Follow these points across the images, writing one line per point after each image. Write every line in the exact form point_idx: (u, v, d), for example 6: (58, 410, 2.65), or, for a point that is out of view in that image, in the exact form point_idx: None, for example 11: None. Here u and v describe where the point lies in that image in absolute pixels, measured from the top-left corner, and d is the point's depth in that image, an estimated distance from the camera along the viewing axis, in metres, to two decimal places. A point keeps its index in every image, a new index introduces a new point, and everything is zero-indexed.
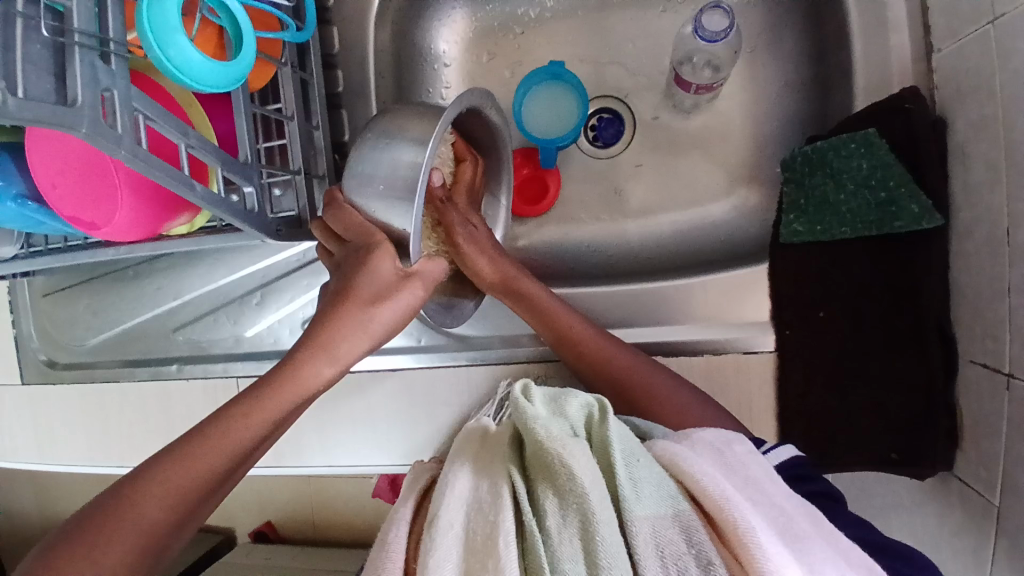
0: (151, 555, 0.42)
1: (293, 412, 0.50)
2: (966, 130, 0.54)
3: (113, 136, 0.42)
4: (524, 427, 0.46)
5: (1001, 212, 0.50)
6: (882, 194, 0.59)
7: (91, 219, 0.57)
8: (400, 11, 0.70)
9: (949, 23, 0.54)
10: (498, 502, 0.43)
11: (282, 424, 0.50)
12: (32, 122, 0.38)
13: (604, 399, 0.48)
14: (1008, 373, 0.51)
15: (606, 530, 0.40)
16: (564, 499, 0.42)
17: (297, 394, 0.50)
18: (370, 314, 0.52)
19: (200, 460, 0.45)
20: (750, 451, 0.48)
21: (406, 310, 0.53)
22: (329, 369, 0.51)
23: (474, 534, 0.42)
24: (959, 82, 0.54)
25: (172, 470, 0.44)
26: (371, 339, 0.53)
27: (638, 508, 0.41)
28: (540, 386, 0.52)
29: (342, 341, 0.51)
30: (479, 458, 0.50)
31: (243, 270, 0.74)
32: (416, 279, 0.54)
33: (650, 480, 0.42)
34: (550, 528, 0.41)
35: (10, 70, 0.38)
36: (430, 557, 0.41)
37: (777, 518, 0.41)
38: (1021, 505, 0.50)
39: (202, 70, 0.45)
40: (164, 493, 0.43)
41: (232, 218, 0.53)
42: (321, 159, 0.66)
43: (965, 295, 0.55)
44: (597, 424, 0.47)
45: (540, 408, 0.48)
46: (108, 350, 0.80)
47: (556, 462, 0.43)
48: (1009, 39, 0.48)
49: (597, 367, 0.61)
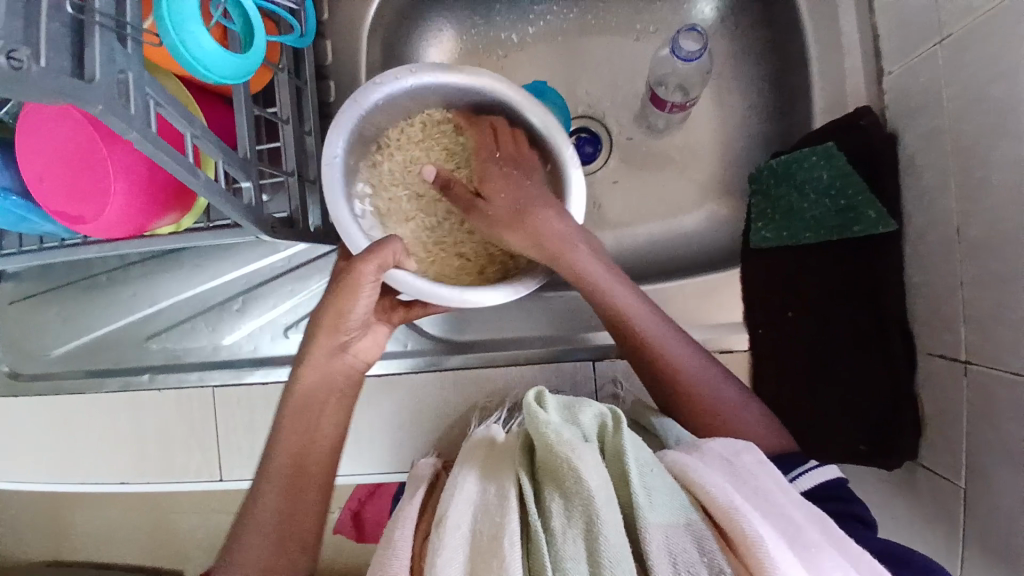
0: (294, 548, 0.48)
1: (314, 423, 0.54)
2: (915, 142, 0.60)
3: (125, 116, 0.42)
4: (536, 431, 0.50)
5: (951, 213, 0.56)
6: (842, 202, 0.64)
7: (77, 212, 0.57)
8: (390, 29, 0.73)
9: (897, 49, 0.61)
10: (505, 502, 0.47)
11: (326, 436, 0.54)
12: (51, 93, 0.38)
13: (617, 410, 0.53)
14: (966, 360, 0.55)
15: (609, 532, 0.43)
16: (570, 502, 0.45)
17: (316, 405, 0.54)
18: (342, 299, 0.55)
19: (277, 472, 0.51)
20: (758, 460, 0.51)
21: (361, 289, 0.54)
22: (326, 364, 0.56)
23: (480, 533, 0.45)
24: (908, 100, 0.60)
25: (264, 485, 0.50)
26: (351, 330, 0.57)
27: (652, 515, 0.44)
28: (554, 396, 0.56)
29: (319, 338, 0.56)
30: (486, 464, 0.53)
31: (223, 277, 0.74)
32: (365, 261, 0.53)
33: (663, 490, 0.46)
34: (555, 529, 0.44)
35: (32, 32, 0.37)
36: (439, 556, 0.43)
37: (784, 524, 0.45)
38: (986, 482, 0.54)
39: (214, 60, 0.46)
40: (268, 503, 0.49)
41: (231, 210, 0.53)
42: (313, 165, 0.67)
43: (921, 293, 0.61)
44: (610, 433, 0.51)
45: (554, 415, 0.52)
46: (76, 359, 0.77)
47: (565, 466, 0.47)
48: (956, 57, 0.54)
49: (639, 355, 0.61)
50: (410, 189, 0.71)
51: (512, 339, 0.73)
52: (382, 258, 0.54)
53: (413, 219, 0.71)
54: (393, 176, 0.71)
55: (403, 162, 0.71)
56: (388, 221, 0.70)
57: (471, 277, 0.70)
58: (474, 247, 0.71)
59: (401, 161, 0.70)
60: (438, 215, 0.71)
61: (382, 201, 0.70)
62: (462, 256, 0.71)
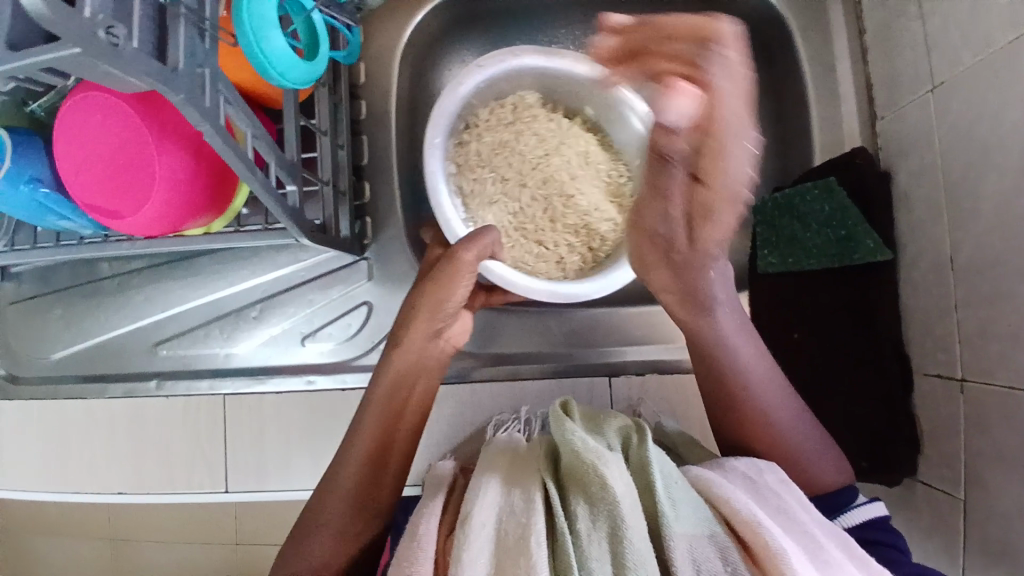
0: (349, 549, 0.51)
1: (405, 398, 0.55)
2: (908, 179, 0.66)
3: (202, 109, 0.44)
4: (562, 439, 0.51)
5: (944, 242, 0.61)
6: (842, 232, 0.70)
7: (114, 207, 0.56)
8: (420, 55, 0.77)
9: (891, 96, 0.68)
10: (531, 506, 0.47)
11: (394, 442, 0.54)
12: (142, 76, 0.39)
13: (642, 424, 0.54)
14: (962, 377, 0.60)
15: (634, 536, 0.44)
16: (596, 506, 0.46)
17: (388, 414, 0.54)
18: (438, 292, 0.55)
19: (347, 478, 0.52)
20: (781, 479, 0.52)
21: (450, 283, 0.55)
22: (422, 347, 0.56)
23: (507, 533, 0.45)
24: (901, 142, 0.67)
25: (334, 485, 0.52)
26: (447, 317, 0.56)
27: (676, 525, 0.46)
28: (581, 407, 0.58)
29: (417, 322, 0.56)
30: (511, 470, 0.53)
31: (241, 285, 0.74)
32: (465, 250, 0.55)
33: (688, 502, 0.47)
34: (581, 532, 0.45)
35: (123, 13, 0.38)
36: (465, 553, 0.44)
37: (805, 541, 0.46)
38: (985, 491, 0.57)
39: (284, 63, 0.47)
40: (336, 505, 0.51)
41: (279, 212, 0.55)
42: (344, 177, 0.69)
43: (916, 317, 0.65)
44: (636, 447, 0.52)
45: (581, 425, 0.53)
46: (78, 364, 0.76)
47: (591, 472, 0.48)
48: (946, 102, 0.60)
49: (709, 368, 0.59)
50: (495, 172, 0.76)
51: (525, 355, 0.75)
52: (481, 248, 0.56)
53: (497, 203, 0.75)
54: (478, 157, 0.75)
55: (491, 143, 0.75)
56: (471, 202, 0.74)
57: (551, 266, 0.74)
58: (555, 236, 0.75)
59: (488, 143, 0.75)
60: (520, 202, 0.75)
61: (467, 183, 0.74)
62: (542, 244, 0.75)
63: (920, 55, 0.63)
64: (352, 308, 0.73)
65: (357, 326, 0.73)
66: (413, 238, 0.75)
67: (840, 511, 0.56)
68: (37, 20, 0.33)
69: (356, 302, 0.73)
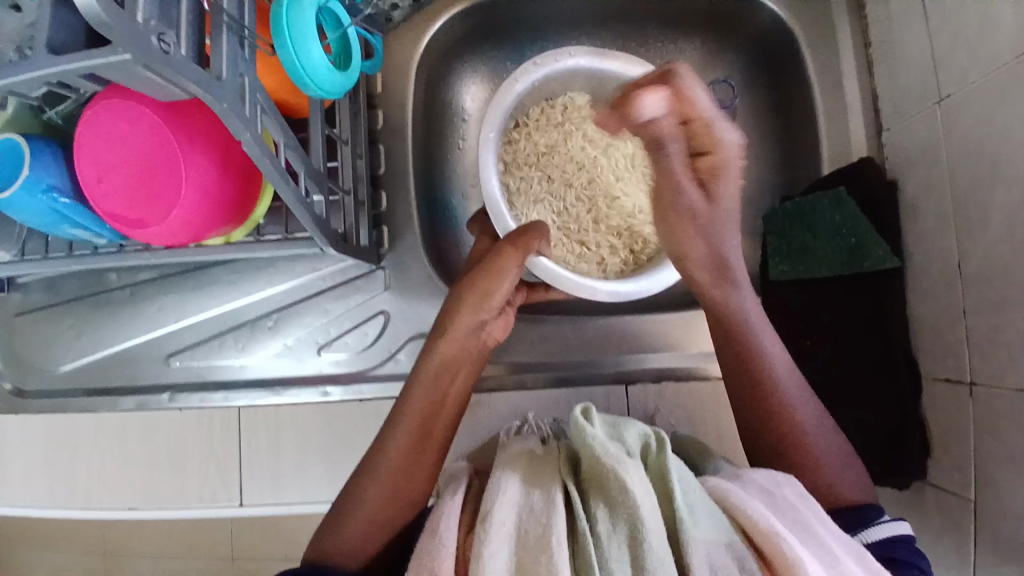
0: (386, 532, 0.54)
1: (447, 382, 0.61)
2: (916, 190, 0.68)
3: (244, 119, 0.43)
4: (582, 442, 0.52)
5: (952, 251, 0.63)
6: (852, 240, 0.72)
7: (139, 216, 0.56)
8: (435, 66, 0.78)
9: (897, 109, 0.70)
10: (552, 505, 0.48)
11: (434, 429, 0.59)
12: (192, 85, 0.38)
13: (660, 433, 0.55)
14: (971, 381, 0.62)
15: (654, 538, 0.45)
16: (615, 510, 0.48)
17: (432, 401, 0.59)
18: (490, 282, 0.63)
19: (386, 461, 0.56)
20: (800, 494, 0.51)
21: (502, 275, 0.63)
22: (465, 338, 0.62)
23: (526, 530, 0.47)
24: (908, 153, 0.69)
25: (373, 470, 0.55)
26: (491, 309, 0.64)
27: (695, 532, 0.47)
28: (599, 413, 0.58)
29: (462, 313, 0.62)
30: (529, 472, 0.54)
31: (256, 294, 0.74)
32: (512, 247, 0.63)
33: (705, 511, 0.48)
34: (601, 533, 0.47)
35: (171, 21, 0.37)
36: (487, 547, 0.46)
37: (821, 553, 0.46)
38: (995, 491, 0.59)
39: (321, 74, 0.48)
40: (375, 488, 0.54)
41: (309, 223, 0.55)
42: (365, 187, 0.69)
43: (924, 323, 0.67)
44: (654, 455, 0.53)
45: (600, 430, 0.54)
46: (87, 376, 0.75)
47: (610, 477, 0.49)
48: (954, 116, 0.62)
49: (742, 370, 0.61)
50: (542, 172, 0.81)
51: (542, 364, 0.76)
52: (528, 245, 0.64)
53: (542, 201, 0.80)
54: (528, 155, 0.81)
55: (539, 143, 0.81)
56: (516, 200, 0.80)
57: (591, 265, 0.79)
58: (598, 237, 0.79)
59: (538, 142, 0.80)
60: (565, 201, 0.80)
61: (515, 180, 0.81)
62: (585, 245, 0.79)
63: (928, 70, 0.65)
64: (370, 316, 0.72)
65: (374, 335, 0.72)
66: (428, 246, 0.75)
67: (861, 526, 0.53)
68: (93, 25, 0.32)
69: (373, 311, 0.73)
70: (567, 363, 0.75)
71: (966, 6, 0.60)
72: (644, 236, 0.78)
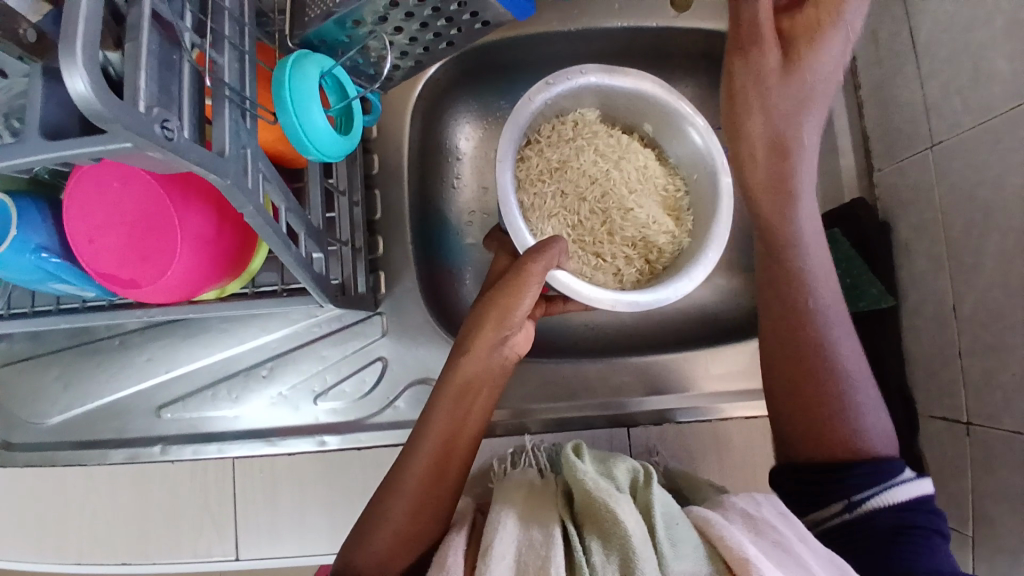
0: (408, 551, 0.53)
1: (469, 405, 0.57)
2: (908, 230, 0.69)
3: (245, 191, 0.43)
4: (575, 478, 0.53)
5: (946, 292, 0.64)
6: (847, 280, 0.73)
7: (131, 276, 0.54)
8: (430, 108, 0.78)
9: (888, 150, 0.71)
10: (551, 540, 0.48)
11: (455, 449, 0.56)
12: (194, 165, 0.38)
13: (649, 468, 0.56)
14: (968, 421, 0.62)
15: (647, 567, 0.45)
16: (609, 541, 0.47)
17: (453, 422, 0.56)
18: (510, 297, 0.59)
19: (406, 482, 0.54)
20: (783, 516, 0.51)
21: (524, 291, 0.59)
22: (487, 357, 0.59)
23: (526, 564, 0.47)
24: (899, 194, 0.70)
25: (395, 491, 0.54)
26: (513, 325, 0.60)
27: (676, 564, 0.46)
28: (591, 451, 0.59)
29: (485, 330, 0.59)
30: (527, 507, 0.53)
31: (252, 342, 0.73)
32: (534, 262, 0.59)
33: (688, 541, 0.48)
34: (595, 563, 0.46)
35: (171, 102, 0.38)
36: None
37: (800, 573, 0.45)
38: (995, 532, 0.59)
39: (324, 138, 0.48)
40: (399, 506, 0.53)
41: (309, 281, 0.55)
42: (360, 234, 0.69)
43: (919, 362, 0.68)
44: (643, 489, 0.53)
45: (592, 466, 0.55)
46: (74, 429, 0.73)
47: (603, 509, 0.49)
48: (944, 161, 0.63)
49: (790, 353, 0.59)
50: (556, 186, 0.77)
51: (539, 404, 0.75)
52: (548, 261, 0.60)
53: (557, 216, 0.76)
54: (539, 171, 0.77)
55: (552, 158, 0.77)
56: (531, 216, 0.75)
57: (608, 277, 0.76)
58: (613, 249, 0.76)
59: (549, 159, 0.77)
60: (579, 214, 0.76)
61: (528, 196, 0.76)
62: (600, 256, 0.76)
63: (917, 114, 0.66)
64: (366, 363, 0.71)
65: (372, 383, 0.71)
66: (425, 289, 0.74)
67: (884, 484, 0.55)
68: (95, 121, 0.32)
69: (371, 357, 0.72)
70: (565, 403, 0.75)
71: (955, 54, 0.61)
72: (660, 244, 0.75)
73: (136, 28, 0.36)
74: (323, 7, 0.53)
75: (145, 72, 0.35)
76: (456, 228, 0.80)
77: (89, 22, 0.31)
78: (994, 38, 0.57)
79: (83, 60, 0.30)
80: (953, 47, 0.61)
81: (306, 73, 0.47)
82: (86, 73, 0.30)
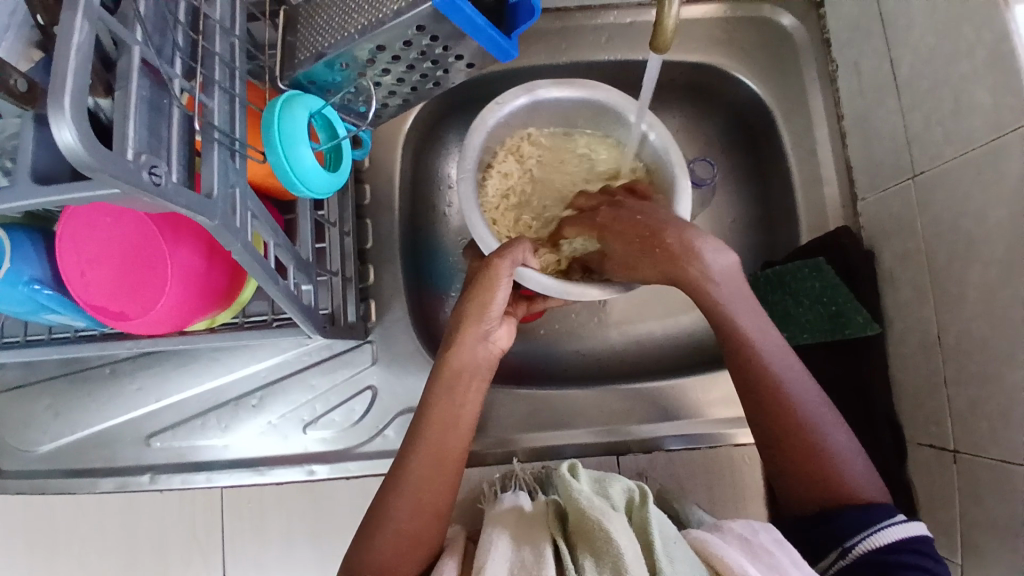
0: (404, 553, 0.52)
1: (461, 397, 0.58)
2: (892, 260, 0.69)
3: (233, 230, 0.44)
4: (569, 498, 0.52)
5: (930, 322, 0.65)
6: (832, 308, 0.73)
7: (121, 308, 0.55)
8: (421, 138, 0.79)
9: (871, 180, 0.72)
10: (544, 559, 0.48)
11: (446, 448, 0.56)
12: (182, 208, 0.39)
13: (645, 487, 0.54)
14: (954, 450, 0.62)
15: None
16: (601, 559, 0.47)
17: (444, 421, 0.56)
18: (483, 293, 0.59)
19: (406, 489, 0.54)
20: (778, 539, 0.49)
21: (496, 283, 0.59)
22: (473, 351, 0.59)
23: None
24: (883, 224, 0.71)
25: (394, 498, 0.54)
26: (492, 320, 0.59)
27: None
28: (587, 470, 0.58)
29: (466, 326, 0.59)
30: (518, 529, 0.53)
31: (242, 371, 0.73)
32: (500, 258, 0.59)
33: (685, 560, 0.47)
34: None
35: (159, 146, 0.38)
36: None
37: None
38: (984, 563, 0.59)
39: (312, 175, 0.49)
40: (397, 513, 0.53)
41: (297, 313, 0.56)
42: (350, 263, 0.70)
43: (905, 389, 0.68)
44: (638, 508, 0.52)
45: (585, 485, 0.54)
46: (62, 457, 0.73)
47: (596, 528, 0.48)
48: (927, 192, 0.64)
49: (756, 395, 0.57)
50: (518, 204, 0.76)
51: (528, 431, 0.75)
52: (515, 255, 0.59)
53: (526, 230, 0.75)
54: (500, 194, 0.76)
55: (510, 176, 0.76)
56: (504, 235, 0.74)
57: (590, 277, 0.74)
58: None
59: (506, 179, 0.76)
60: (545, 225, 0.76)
61: (497, 217, 0.75)
62: None
63: (900, 146, 0.67)
64: (356, 393, 0.72)
65: (362, 412, 0.71)
66: (415, 317, 0.75)
67: (873, 526, 0.51)
68: (83, 170, 0.32)
69: (361, 386, 0.72)
70: (553, 428, 0.75)
71: (936, 87, 0.62)
72: None
73: (126, 76, 0.37)
74: (312, 49, 0.54)
75: (133, 120, 0.36)
76: (447, 256, 0.81)
77: (78, 74, 0.32)
78: (974, 71, 0.57)
79: (71, 112, 0.31)
80: (934, 81, 0.62)
81: (294, 112, 0.48)
82: (74, 124, 0.31)
